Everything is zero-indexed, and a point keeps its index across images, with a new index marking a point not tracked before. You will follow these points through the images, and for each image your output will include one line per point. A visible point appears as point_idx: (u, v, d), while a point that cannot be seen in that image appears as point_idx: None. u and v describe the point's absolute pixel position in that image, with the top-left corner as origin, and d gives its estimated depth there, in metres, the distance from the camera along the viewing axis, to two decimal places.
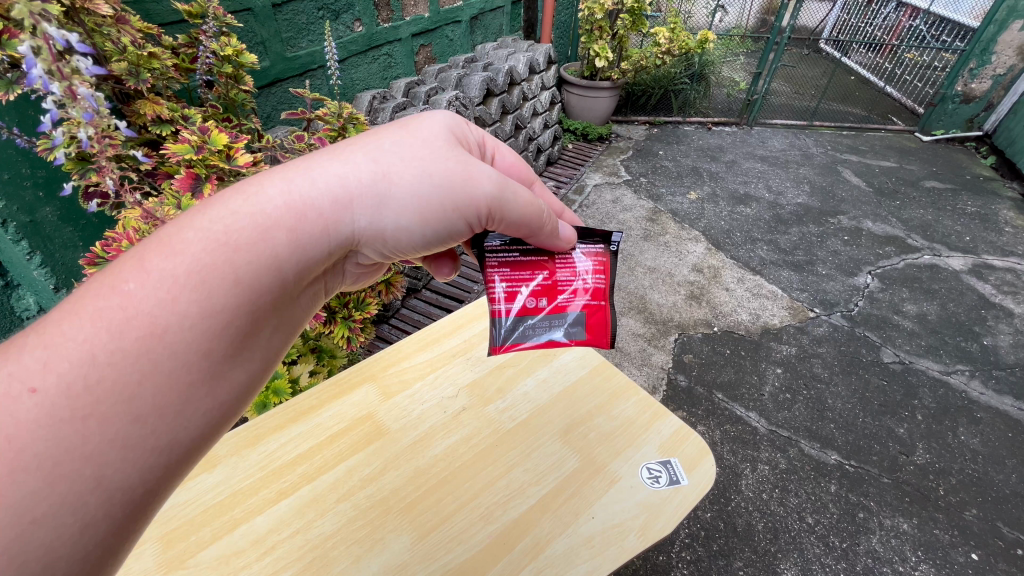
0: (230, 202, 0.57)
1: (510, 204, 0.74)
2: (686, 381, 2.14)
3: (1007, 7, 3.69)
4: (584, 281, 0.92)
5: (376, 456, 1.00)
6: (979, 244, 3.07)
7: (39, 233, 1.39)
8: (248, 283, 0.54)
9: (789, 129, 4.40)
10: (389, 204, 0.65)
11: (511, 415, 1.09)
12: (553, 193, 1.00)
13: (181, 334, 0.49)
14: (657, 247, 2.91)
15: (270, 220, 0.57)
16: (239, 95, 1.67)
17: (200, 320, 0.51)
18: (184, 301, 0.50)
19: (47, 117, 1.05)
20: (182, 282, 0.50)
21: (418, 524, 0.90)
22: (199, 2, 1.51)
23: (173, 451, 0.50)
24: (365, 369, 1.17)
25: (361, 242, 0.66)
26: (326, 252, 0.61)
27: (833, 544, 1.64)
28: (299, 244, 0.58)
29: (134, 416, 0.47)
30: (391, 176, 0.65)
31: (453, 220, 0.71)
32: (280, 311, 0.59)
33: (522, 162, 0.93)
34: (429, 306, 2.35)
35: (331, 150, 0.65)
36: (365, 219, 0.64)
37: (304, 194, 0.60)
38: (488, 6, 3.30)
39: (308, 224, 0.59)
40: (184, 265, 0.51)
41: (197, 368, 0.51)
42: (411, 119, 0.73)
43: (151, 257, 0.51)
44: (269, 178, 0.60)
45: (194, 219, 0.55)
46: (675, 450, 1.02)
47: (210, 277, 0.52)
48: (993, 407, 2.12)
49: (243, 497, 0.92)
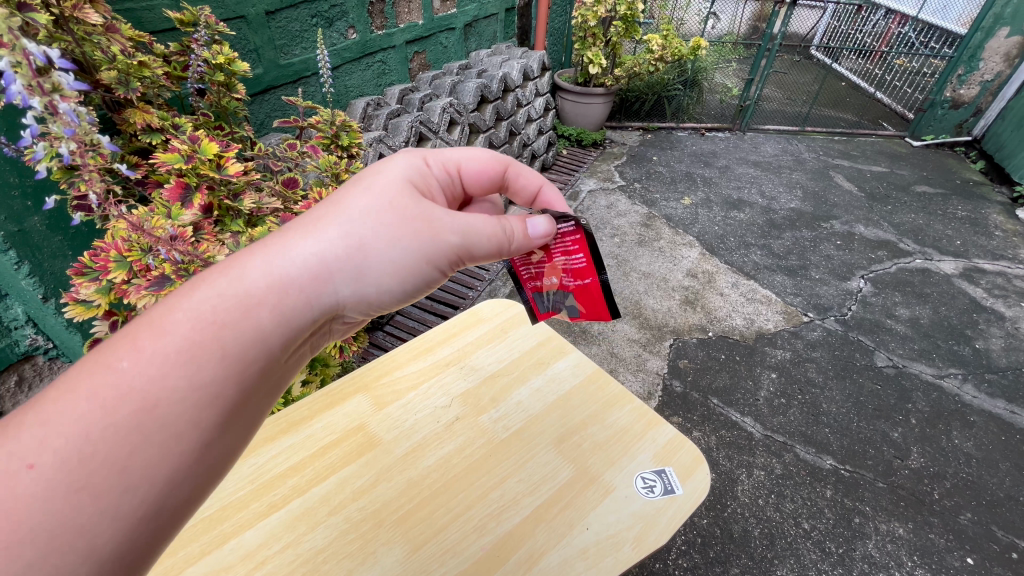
0: (214, 284, 0.56)
1: (478, 247, 0.75)
2: (681, 387, 2.14)
3: (993, 15, 3.78)
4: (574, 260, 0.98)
5: (368, 468, 0.99)
6: (969, 248, 3.09)
7: (27, 243, 1.38)
8: (236, 356, 0.53)
9: (781, 135, 4.45)
10: (367, 272, 0.64)
11: (505, 425, 1.08)
12: (531, 171, 0.97)
13: (172, 407, 0.49)
14: (652, 253, 2.91)
15: (253, 299, 0.56)
16: (231, 103, 1.66)
17: (190, 395, 0.50)
18: (173, 378, 0.49)
19: (25, 131, 1.03)
20: (171, 358, 0.50)
21: (411, 537, 0.89)
22: (190, 10, 1.51)
23: (167, 517, 0.49)
24: (358, 379, 1.16)
25: (342, 310, 0.65)
26: (310, 324, 0.60)
27: (830, 550, 1.64)
28: (284, 321, 0.57)
29: (125, 486, 0.46)
30: (365, 246, 0.63)
31: (428, 274, 0.71)
32: (272, 378, 0.58)
33: (488, 164, 0.90)
34: (424, 313, 2.35)
35: (301, 223, 0.63)
36: (347, 289, 0.63)
37: (287, 270, 0.58)
38: (482, 13, 3.31)
39: (291, 300, 0.58)
40: (173, 343, 0.50)
41: (188, 439, 0.50)
42: (370, 175, 0.70)
43: (142, 337, 0.50)
44: (250, 256, 0.59)
45: (178, 301, 0.54)
46: (670, 460, 1.01)
47: (196, 354, 0.51)
48: (986, 411, 2.13)
49: (233, 510, 0.91)
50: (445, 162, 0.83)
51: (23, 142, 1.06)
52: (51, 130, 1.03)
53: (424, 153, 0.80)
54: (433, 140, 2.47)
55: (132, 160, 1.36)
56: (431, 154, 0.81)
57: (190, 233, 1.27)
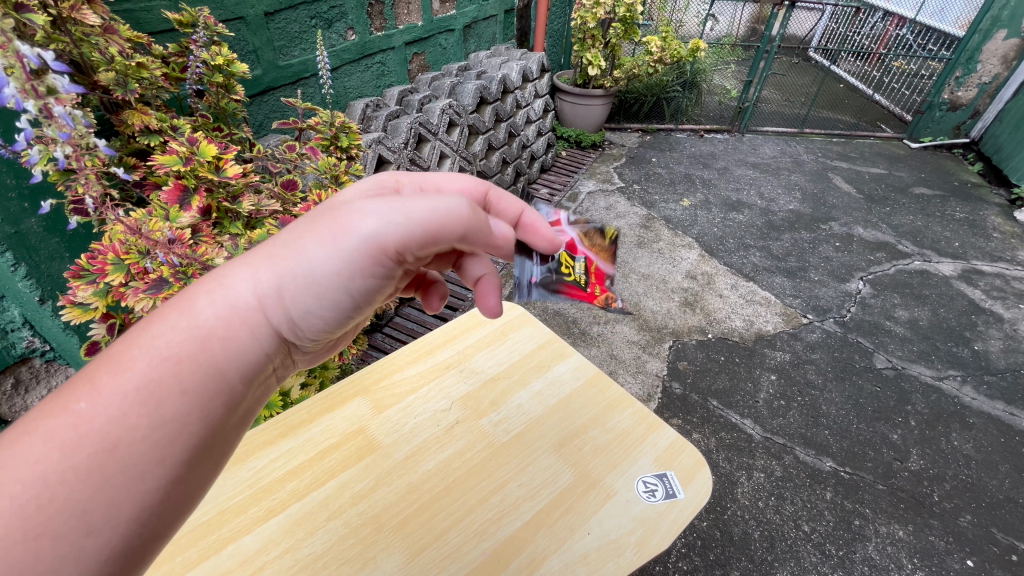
0: (159, 316, 0.54)
1: (429, 241, 0.65)
2: (681, 389, 2.14)
3: (990, 18, 3.79)
4: (575, 267, 1.00)
5: (368, 472, 0.98)
6: (968, 250, 3.10)
7: (24, 244, 1.37)
8: (195, 392, 0.52)
9: (779, 137, 4.45)
10: (302, 287, 0.59)
11: (505, 428, 1.08)
12: (514, 197, 0.87)
13: (135, 446, 0.49)
14: (651, 254, 2.91)
15: (203, 333, 0.54)
16: (230, 104, 1.65)
17: (151, 433, 0.49)
18: (134, 416, 0.49)
19: (20, 134, 1.03)
20: (130, 397, 0.49)
21: (410, 541, 0.88)
22: (189, 10, 1.50)
23: (133, 554, 0.50)
24: (358, 381, 1.16)
25: (292, 339, 0.62)
26: (264, 356, 0.59)
27: (830, 552, 1.63)
28: (236, 354, 0.56)
29: (88, 529, 0.46)
30: (296, 262, 0.59)
31: (374, 280, 0.64)
32: (237, 411, 0.57)
33: (463, 189, 0.84)
34: (424, 315, 2.34)
35: (249, 251, 0.61)
36: (283, 310, 0.58)
37: (230, 299, 0.56)
38: (482, 15, 3.31)
39: (241, 333, 0.56)
40: (132, 381, 0.50)
41: (152, 477, 0.49)
42: (327, 198, 0.69)
43: (101, 375, 0.49)
44: (200, 289, 0.56)
45: (135, 336, 0.52)
46: (671, 463, 1.01)
47: (155, 391, 0.50)
48: (985, 413, 2.13)
49: (231, 515, 0.90)
50: (419, 186, 0.81)
51: (18, 145, 1.05)
52: (47, 134, 1.03)
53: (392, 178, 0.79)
54: (432, 141, 2.47)
55: (129, 162, 1.35)
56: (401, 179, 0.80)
57: (189, 235, 1.26)
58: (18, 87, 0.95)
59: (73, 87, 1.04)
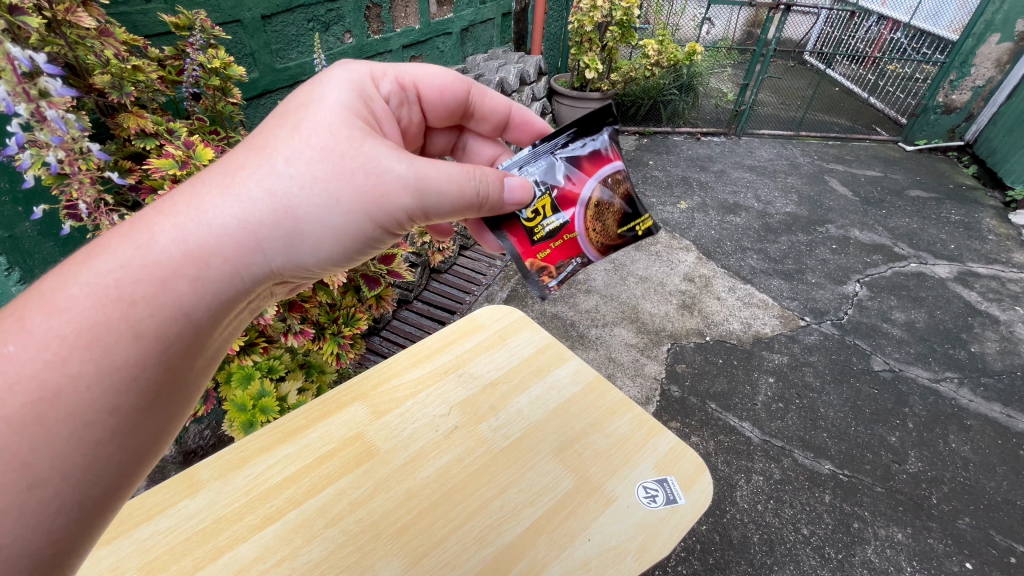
0: (119, 251, 0.55)
1: (433, 206, 0.75)
2: (679, 392, 2.13)
3: (984, 22, 3.83)
4: (547, 218, 0.97)
5: (366, 478, 0.97)
6: (964, 252, 3.11)
7: (18, 249, 1.36)
8: (153, 335, 0.54)
9: (776, 140, 4.47)
10: (304, 236, 0.66)
11: (504, 434, 1.07)
12: (496, 92, 1.06)
13: (78, 395, 0.49)
14: (648, 257, 2.91)
15: (167, 270, 0.56)
16: (228, 107, 1.64)
17: (97, 381, 0.50)
18: (77, 361, 0.50)
19: (12, 140, 1.02)
20: (71, 342, 0.50)
21: (410, 549, 0.87)
22: (185, 14, 1.50)
23: (84, 508, 0.51)
24: (354, 388, 1.14)
25: (277, 273, 0.67)
26: (239, 294, 0.62)
27: (829, 555, 1.63)
28: (205, 294, 0.58)
29: (31, 481, 0.47)
30: (294, 208, 0.65)
31: (373, 233, 0.73)
32: (196, 356, 0.60)
33: (449, 82, 0.98)
34: (421, 318, 2.33)
35: (216, 179, 0.63)
36: (279, 257, 0.65)
37: (203, 239, 0.59)
38: (478, 18, 3.30)
39: (212, 271, 0.59)
40: (70, 324, 0.50)
41: (102, 426, 0.51)
42: (300, 115, 0.70)
43: (31, 313, 0.50)
44: (158, 220, 0.58)
45: (77, 273, 0.53)
46: (672, 468, 1.00)
47: (104, 334, 0.51)
48: (982, 415, 2.13)
49: (228, 523, 0.89)
50: (394, 78, 0.89)
51: (8, 151, 1.05)
52: (40, 138, 1.05)
53: (369, 72, 0.84)
54: None
55: (125, 166, 1.34)
56: (376, 70, 0.86)
57: None
58: (8, 90, 0.97)
59: (66, 91, 1.04)
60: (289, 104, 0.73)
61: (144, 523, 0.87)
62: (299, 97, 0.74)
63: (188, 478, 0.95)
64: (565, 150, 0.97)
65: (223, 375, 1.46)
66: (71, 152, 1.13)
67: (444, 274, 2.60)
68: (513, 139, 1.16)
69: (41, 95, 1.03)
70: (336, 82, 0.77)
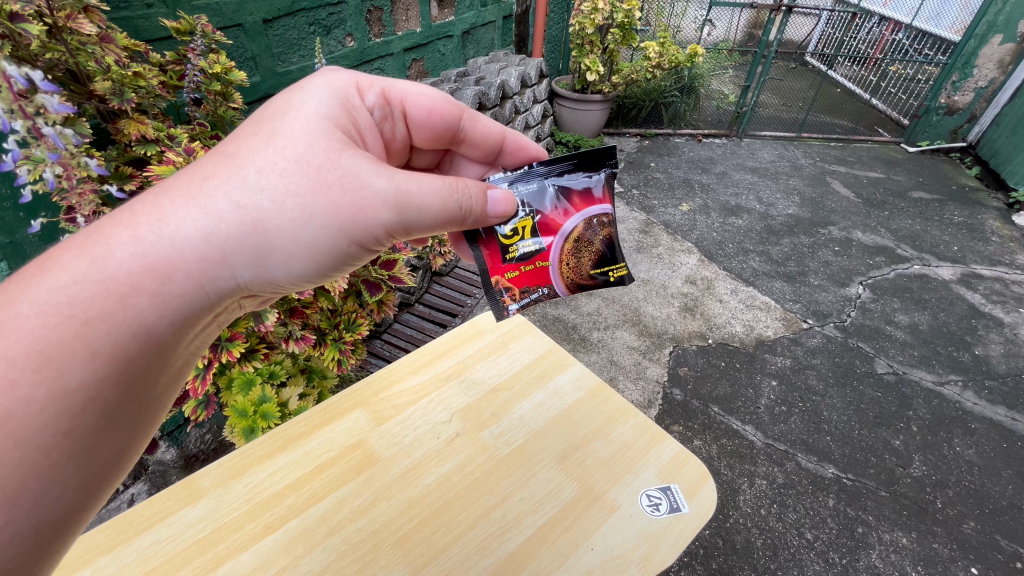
0: (74, 266, 0.54)
1: (413, 221, 0.76)
2: (682, 395, 2.12)
3: (985, 23, 3.79)
4: (524, 241, 0.96)
5: (367, 486, 0.97)
6: (967, 254, 3.10)
7: (19, 254, 1.36)
8: (111, 353, 0.54)
9: (778, 141, 4.45)
10: (274, 250, 0.66)
11: (506, 441, 1.06)
12: (490, 120, 1.06)
13: (30, 419, 0.48)
14: (650, 259, 2.90)
15: (127, 285, 0.55)
16: (229, 112, 1.63)
17: (52, 403, 0.50)
18: (26, 384, 0.48)
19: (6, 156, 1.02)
20: (21, 364, 0.48)
21: (411, 558, 0.86)
22: (186, 18, 1.50)
23: (42, 531, 0.51)
24: (355, 394, 1.14)
25: (244, 287, 0.67)
26: (204, 308, 0.63)
27: (833, 560, 1.62)
28: (168, 309, 0.58)
29: None
30: (264, 222, 0.64)
31: (349, 249, 0.73)
32: (158, 371, 0.59)
33: (440, 101, 0.97)
34: (422, 321, 2.33)
35: (181, 191, 0.62)
36: (248, 272, 0.66)
37: (164, 253, 0.59)
38: (480, 21, 3.31)
39: (174, 286, 0.59)
40: (21, 345, 0.49)
41: (58, 449, 0.51)
42: (274, 123, 0.70)
43: None
44: (117, 234, 0.57)
45: (29, 289, 0.52)
46: (675, 476, 1.00)
47: (58, 354, 0.50)
48: (987, 418, 2.12)
49: (225, 533, 0.88)
50: (380, 90, 0.88)
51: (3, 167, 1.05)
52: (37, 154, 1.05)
53: (354, 82, 0.84)
54: None
55: (126, 172, 1.33)
56: (362, 81, 0.86)
57: None
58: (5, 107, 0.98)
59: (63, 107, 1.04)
60: (267, 110, 0.72)
61: (145, 532, 0.87)
62: (277, 105, 0.73)
63: (189, 487, 0.94)
64: (558, 179, 0.97)
65: (223, 381, 1.46)
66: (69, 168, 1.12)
67: (445, 277, 2.60)
68: (503, 165, 1.14)
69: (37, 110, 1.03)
70: (317, 90, 0.77)
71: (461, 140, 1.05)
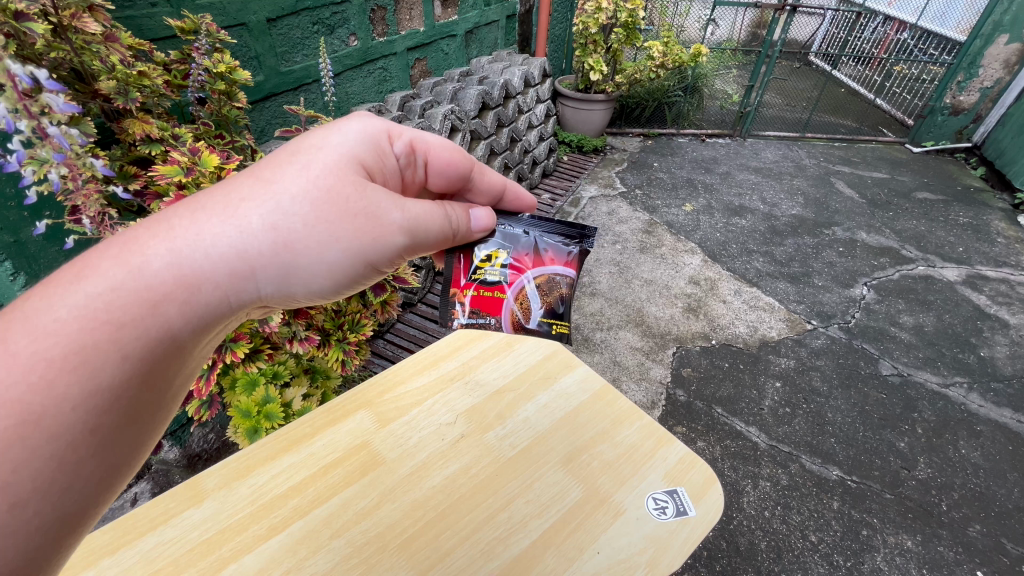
0: (110, 274, 0.54)
1: (420, 242, 0.79)
2: (685, 396, 2.11)
3: (991, 23, 3.78)
4: (492, 268, 0.97)
5: (371, 488, 0.96)
6: (972, 255, 3.08)
7: (23, 254, 1.35)
8: (138, 355, 0.53)
9: (782, 141, 4.43)
10: (301, 270, 0.66)
11: (512, 443, 1.05)
12: (493, 171, 1.04)
13: (63, 417, 0.48)
14: (653, 259, 2.90)
15: (157, 293, 0.55)
16: (233, 111, 1.62)
17: (83, 402, 0.49)
18: (63, 385, 0.48)
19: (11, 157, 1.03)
20: (58, 364, 0.48)
21: (417, 560, 0.86)
22: (191, 18, 1.47)
23: (62, 527, 0.50)
24: (358, 396, 1.13)
25: (265, 300, 0.67)
26: (224, 317, 0.62)
27: (837, 563, 1.61)
28: (193, 313, 0.58)
29: (11, 502, 0.45)
30: (294, 244, 0.64)
31: (363, 271, 0.73)
32: (177, 374, 0.59)
33: (457, 153, 0.95)
34: (425, 320, 2.34)
35: (210, 203, 0.62)
36: (271, 287, 0.65)
37: (196, 266, 0.58)
38: (483, 20, 3.30)
39: (202, 297, 0.59)
40: (59, 346, 0.49)
41: (85, 445, 0.50)
42: (302, 149, 0.69)
43: (15, 333, 0.48)
44: (152, 241, 0.57)
45: (65, 294, 0.51)
46: (682, 479, 0.99)
47: (92, 357, 0.50)
48: (993, 420, 2.10)
49: (229, 535, 0.88)
50: (408, 140, 0.86)
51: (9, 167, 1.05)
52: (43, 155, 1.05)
53: (385, 130, 0.82)
54: None
55: (130, 171, 1.33)
56: (392, 129, 0.84)
57: None
58: (9, 106, 0.98)
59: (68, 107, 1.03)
60: (296, 143, 0.71)
61: (148, 534, 0.87)
62: (306, 137, 0.72)
63: (192, 488, 0.94)
64: (540, 235, 1.00)
65: (227, 381, 1.45)
66: (74, 169, 1.13)
67: None
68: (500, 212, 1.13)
69: (43, 110, 1.03)
70: (353, 133, 0.76)
71: (465, 190, 1.02)
